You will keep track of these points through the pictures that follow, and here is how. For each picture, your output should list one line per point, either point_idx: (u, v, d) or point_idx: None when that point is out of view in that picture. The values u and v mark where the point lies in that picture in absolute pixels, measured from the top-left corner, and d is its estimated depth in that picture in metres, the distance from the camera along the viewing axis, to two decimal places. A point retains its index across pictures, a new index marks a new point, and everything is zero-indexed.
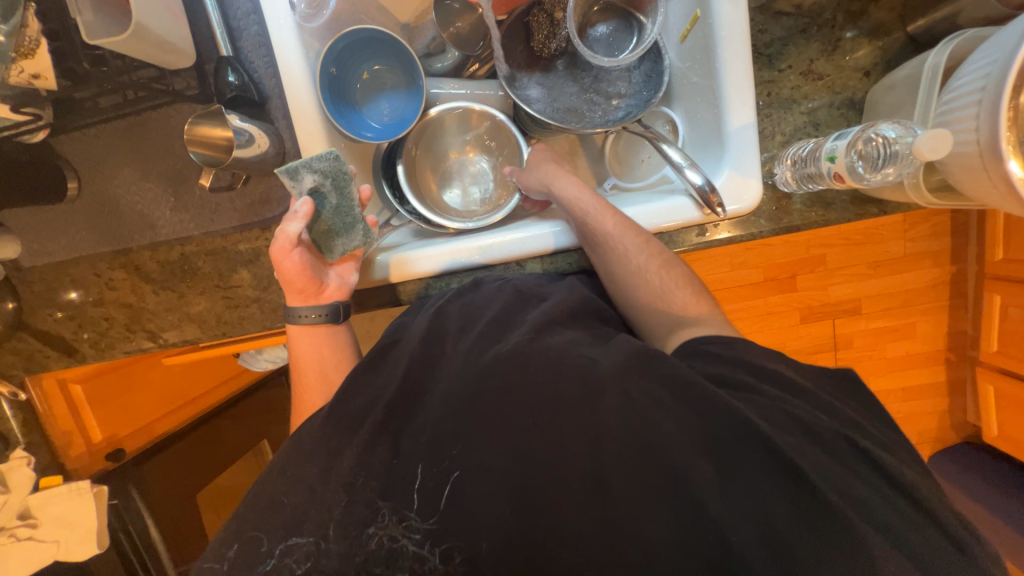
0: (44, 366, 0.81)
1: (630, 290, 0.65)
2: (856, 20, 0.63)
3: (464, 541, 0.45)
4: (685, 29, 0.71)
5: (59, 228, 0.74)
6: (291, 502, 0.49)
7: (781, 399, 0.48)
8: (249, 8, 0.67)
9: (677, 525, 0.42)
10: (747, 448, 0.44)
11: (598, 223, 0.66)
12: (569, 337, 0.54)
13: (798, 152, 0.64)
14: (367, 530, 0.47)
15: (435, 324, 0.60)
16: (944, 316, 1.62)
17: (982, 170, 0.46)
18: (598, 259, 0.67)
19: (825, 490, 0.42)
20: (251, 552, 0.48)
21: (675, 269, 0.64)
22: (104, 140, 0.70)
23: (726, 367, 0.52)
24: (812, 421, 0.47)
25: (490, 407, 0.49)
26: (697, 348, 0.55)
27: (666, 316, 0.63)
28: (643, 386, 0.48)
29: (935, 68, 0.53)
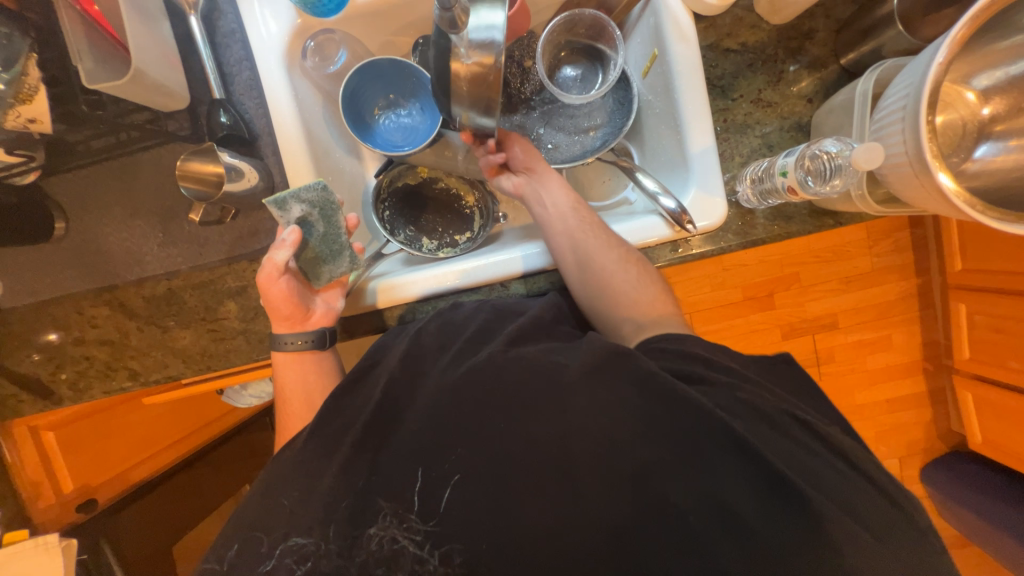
0: (18, 411, 0.79)
1: (604, 281, 0.68)
2: (796, 55, 0.70)
3: (464, 544, 0.50)
4: (646, 66, 0.78)
5: (44, 267, 0.74)
6: (289, 515, 0.53)
7: (742, 397, 0.54)
8: (242, 55, 0.72)
9: (635, 503, 0.49)
10: (699, 439, 0.50)
11: (585, 215, 0.73)
12: (544, 347, 0.59)
13: (756, 170, 0.69)
14: (368, 531, 0.52)
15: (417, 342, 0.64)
16: (917, 326, 1.68)
17: (914, 177, 0.50)
18: (579, 248, 0.71)
19: (758, 476, 0.49)
20: (248, 556, 0.52)
21: (647, 269, 0.70)
22: (95, 180, 0.72)
23: (685, 362, 0.57)
24: (761, 411, 0.54)
25: (474, 411, 0.54)
26: (650, 345, 0.61)
27: (632, 310, 0.68)
28: (615, 388, 0.53)
29: (864, 94, 0.60)
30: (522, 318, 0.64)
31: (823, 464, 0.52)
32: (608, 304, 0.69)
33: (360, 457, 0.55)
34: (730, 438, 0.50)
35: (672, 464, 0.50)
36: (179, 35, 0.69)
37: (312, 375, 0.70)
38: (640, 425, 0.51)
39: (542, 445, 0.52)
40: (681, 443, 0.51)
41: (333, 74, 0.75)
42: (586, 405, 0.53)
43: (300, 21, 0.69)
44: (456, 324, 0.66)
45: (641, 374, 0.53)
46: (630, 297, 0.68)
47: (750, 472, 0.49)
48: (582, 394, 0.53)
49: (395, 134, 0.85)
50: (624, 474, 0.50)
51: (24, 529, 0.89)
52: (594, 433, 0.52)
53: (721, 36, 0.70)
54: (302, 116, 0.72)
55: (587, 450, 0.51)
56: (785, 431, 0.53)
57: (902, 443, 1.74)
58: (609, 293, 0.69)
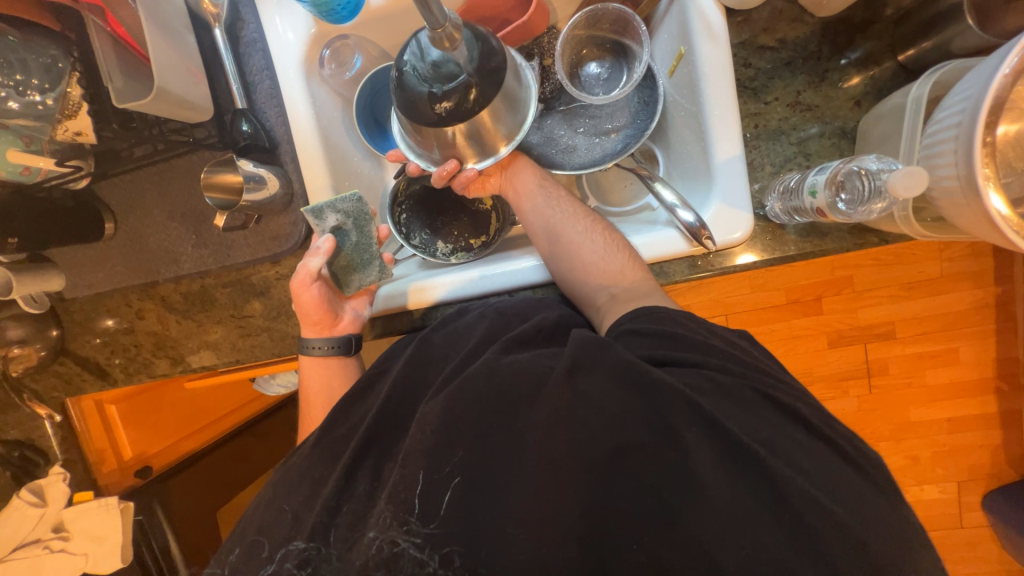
0: (81, 389, 0.89)
1: (575, 252, 0.68)
2: (843, 51, 0.63)
3: (463, 546, 0.49)
4: (673, 64, 0.72)
5: (98, 264, 0.81)
6: (289, 516, 0.58)
7: (759, 429, 0.50)
8: (263, 65, 0.73)
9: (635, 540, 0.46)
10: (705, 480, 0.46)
11: (553, 194, 0.73)
12: (535, 352, 0.59)
13: (787, 183, 0.63)
14: (368, 534, 0.52)
15: (423, 347, 0.67)
16: (990, 341, 1.50)
17: (965, 203, 0.46)
18: (549, 224, 0.70)
19: (762, 519, 0.45)
20: (257, 550, 0.56)
21: (618, 239, 0.70)
22: (137, 185, 0.78)
23: (674, 352, 0.56)
24: (785, 449, 0.48)
25: (468, 431, 0.53)
26: (622, 329, 0.59)
27: (604, 279, 0.66)
28: (603, 390, 0.52)
29: (919, 99, 0.52)
30: (526, 322, 0.64)
31: (858, 513, 0.46)
32: (581, 276, 0.67)
33: (362, 463, 0.58)
34: (729, 464, 0.47)
35: (675, 493, 0.47)
36: (205, 46, 0.72)
37: (330, 369, 0.73)
38: (637, 446, 0.49)
39: (538, 466, 0.50)
40: (673, 465, 0.47)
41: (349, 80, 0.76)
42: (585, 417, 0.50)
43: (317, 29, 0.71)
44: (460, 334, 0.67)
45: (621, 369, 0.52)
46: (602, 264, 0.67)
47: (762, 507, 0.46)
48: (566, 395, 0.52)
49: None
50: (621, 486, 0.48)
51: (89, 492, 1.00)
52: (588, 452, 0.49)
53: (756, 31, 0.64)
54: (320, 125, 0.74)
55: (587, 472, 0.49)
56: (806, 456, 0.49)
57: (961, 468, 1.58)
58: (581, 264, 0.67)
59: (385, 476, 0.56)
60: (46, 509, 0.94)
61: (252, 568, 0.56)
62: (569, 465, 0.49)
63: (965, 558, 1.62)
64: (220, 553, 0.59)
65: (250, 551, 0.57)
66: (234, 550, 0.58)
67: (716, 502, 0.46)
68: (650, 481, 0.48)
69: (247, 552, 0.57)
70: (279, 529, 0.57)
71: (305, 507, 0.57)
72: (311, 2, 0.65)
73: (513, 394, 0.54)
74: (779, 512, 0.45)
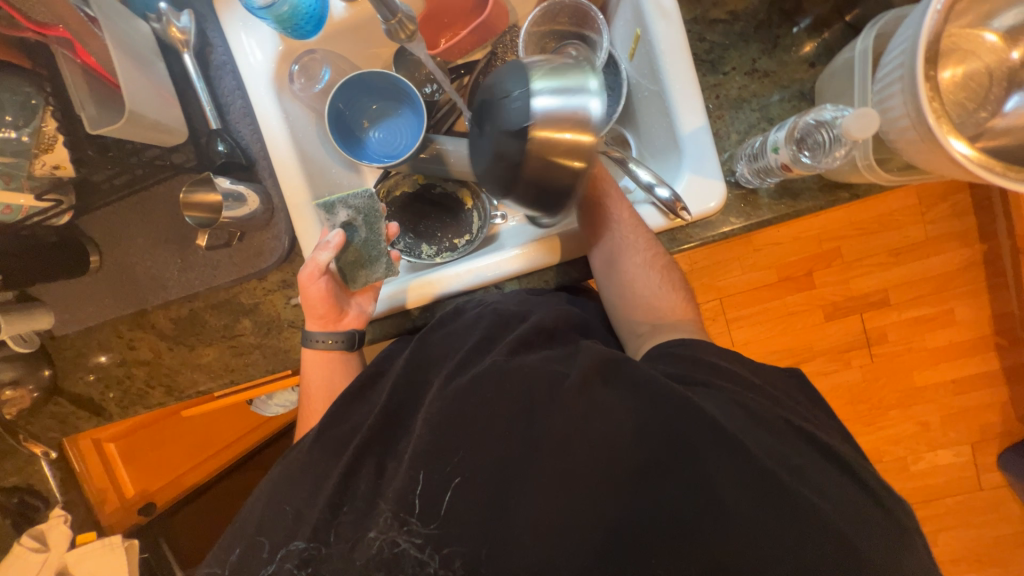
0: (78, 427, 0.88)
1: (627, 283, 0.68)
2: (793, 18, 0.65)
3: (465, 547, 0.49)
4: (632, 48, 0.74)
5: (86, 297, 0.81)
6: (285, 517, 0.57)
7: (728, 388, 0.55)
8: (234, 85, 0.76)
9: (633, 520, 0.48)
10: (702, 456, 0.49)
11: (618, 214, 0.69)
12: (544, 356, 0.58)
13: (751, 148, 0.64)
14: (369, 534, 0.52)
15: (422, 347, 0.66)
16: (984, 297, 1.51)
17: (921, 140, 0.47)
18: (609, 247, 0.69)
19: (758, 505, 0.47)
20: (253, 556, 0.56)
21: (671, 273, 0.70)
22: (120, 215, 0.78)
23: (702, 372, 0.57)
24: (768, 422, 0.53)
25: (471, 424, 0.53)
26: (664, 351, 0.61)
27: (651, 313, 0.68)
28: (613, 395, 0.53)
29: (864, 52, 0.54)
30: (523, 323, 0.63)
31: (829, 493, 0.49)
32: (628, 306, 0.69)
33: (360, 465, 0.57)
34: (725, 446, 0.49)
35: (677, 479, 0.49)
36: (176, 73, 0.74)
37: (327, 375, 0.73)
38: (642, 439, 0.50)
39: (536, 445, 0.52)
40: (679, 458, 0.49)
41: (320, 92, 0.78)
42: (588, 411, 0.52)
43: (283, 46, 0.73)
44: (456, 334, 0.66)
45: (640, 382, 0.53)
46: (653, 302, 0.68)
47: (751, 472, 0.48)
48: (581, 402, 0.52)
49: (379, 144, 0.84)
50: (621, 467, 0.50)
51: (92, 531, 0.99)
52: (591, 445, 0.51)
53: (707, 7, 0.67)
54: (295, 138, 0.76)
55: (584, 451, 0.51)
56: (781, 438, 0.53)
57: (971, 428, 1.57)
58: (632, 297, 0.69)
59: (382, 474, 0.56)
60: (49, 553, 0.91)
61: (254, 567, 0.55)
62: (570, 452, 0.51)
63: (989, 522, 1.59)
64: (221, 552, 0.58)
65: (242, 563, 0.56)
66: (234, 550, 0.57)
67: (710, 481, 0.48)
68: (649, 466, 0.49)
69: (245, 553, 0.56)
70: (279, 529, 0.56)
71: (308, 504, 0.57)
72: (274, 18, 0.66)
73: (532, 394, 0.54)
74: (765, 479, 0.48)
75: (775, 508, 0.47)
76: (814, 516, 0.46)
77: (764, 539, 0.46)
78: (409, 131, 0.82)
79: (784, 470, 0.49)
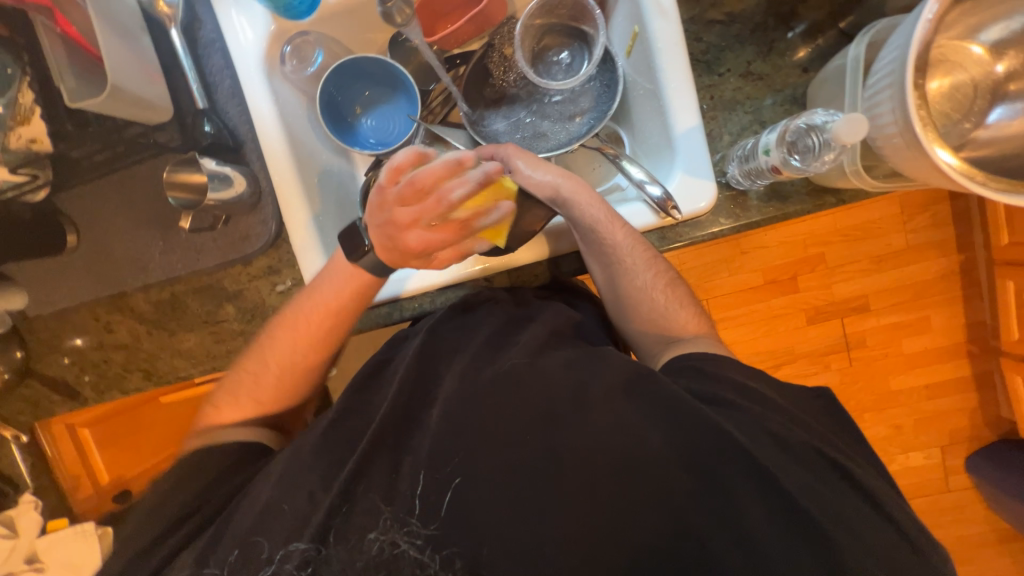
0: (51, 411, 0.85)
1: (635, 306, 0.69)
2: (789, 22, 0.66)
3: (464, 547, 0.50)
4: (629, 45, 0.74)
5: (61, 278, 0.78)
6: (289, 516, 0.53)
7: (754, 409, 0.54)
8: (223, 64, 0.74)
9: (621, 517, 0.50)
10: (690, 459, 0.50)
11: (615, 240, 0.66)
12: (564, 361, 0.58)
13: (742, 150, 0.65)
14: (368, 535, 0.51)
15: (433, 339, 0.64)
16: (959, 306, 1.56)
17: (907, 148, 0.48)
18: (610, 272, 0.68)
19: (755, 505, 0.48)
20: (249, 560, 0.52)
21: (677, 288, 0.70)
22: (98, 193, 0.76)
23: (726, 392, 0.56)
24: (785, 436, 0.52)
25: (487, 427, 0.54)
26: (683, 364, 0.61)
27: (663, 333, 0.68)
28: (636, 408, 0.53)
29: (857, 60, 0.55)
30: (536, 325, 0.64)
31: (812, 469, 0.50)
32: (638, 325, 0.70)
33: (376, 454, 0.55)
34: (728, 449, 0.50)
35: (687, 494, 0.50)
36: (162, 49, 0.72)
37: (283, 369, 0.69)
38: (658, 454, 0.51)
39: (559, 457, 0.52)
40: (702, 480, 0.50)
41: (312, 76, 0.76)
42: (614, 422, 0.53)
43: (275, 26, 0.71)
44: (464, 328, 0.66)
45: (663, 399, 0.53)
46: (663, 321, 0.68)
47: (750, 476, 0.49)
48: (607, 418, 0.53)
49: (371, 130, 0.82)
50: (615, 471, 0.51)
51: (65, 518, 0.97)
52: (601, 451, 0.52)
53: (705, 7, 0.67)
54: (285, 120, 0.74)
55: (580, 451, 0.52)
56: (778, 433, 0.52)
57: (942, 433, 1.62)
58: (640, 318, 0.69)
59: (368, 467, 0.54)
60: (18, 541, 0.92)
61: (252, 568, 0.52)
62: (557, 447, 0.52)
63: (957, 523, 1.65)
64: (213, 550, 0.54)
65: (240, 563, 0.52)
66: (230, 551, 0.53)
67: (723, 489, 0.49)
68: (664, 467, 0.51)
69: (242, 552, 0.52)
70: (279, 529, 0.53)
71: (287, 494, 0.54)
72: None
73: (553, 409, 0.54)
74: (763, 474, 0.49)
75: (765, 491, 0.49)
76: (800, 511, 0.47)
77: (750, 531, 0.48)
78: (403, 119, 0.81)
79: (781, 462, 0.50)
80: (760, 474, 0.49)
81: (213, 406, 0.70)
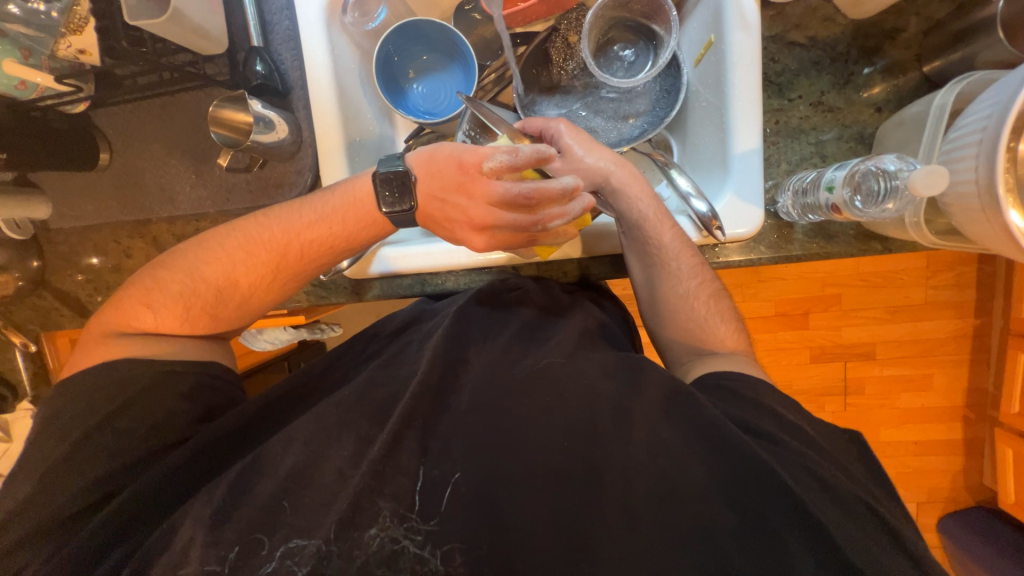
0: (58, 324, 0.85)
1: (674, 311, 0.67)
2: (871, 57, 0.64)
3: (465, 544, 0.47)
4: (699, 54, 0.72)
5: (87, 195, 0.77)
6: (292, 514, 0.49)
7: (795, 444, 0.51)
8: (283, 5, 0.72)
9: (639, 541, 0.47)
10: (716, 490, 0.48)
11: (659, 239, 0.65)
12: (590, 368, 0.57)
13: (800, 181, 0.63)
14: (367, 532, 0.47)
15: (460, 323, 0.62)
16: (965, 370, 1.55)
17: (981, 211, 0.47)
18: (651, 273, 0.67)
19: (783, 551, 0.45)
20: (247, 558, 0.47)
21: (721, 301, 0.67)
22: (138, 115, 0.75)
23: (767, 422, 0.53)
24: (834, 480, 0.48)
25: (504, 418, 0.52)
26: (715, 380, 0.58)
27: (697, 344, 0.65)
28: (678, 432, 0.51)
29: (942, 108, 0.53)
30: (568, 325, 0.64)
31: None
32: (673, 332, 0.68)
33: (404, 439, 0.51)
34: (755, 485, 0.47)
35: (716, 525, 0.47)
36: None
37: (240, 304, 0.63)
38: (692, 487, 0.48)
39: (577, 460, 0.50)
40: (731, 513, 0.47)
41: (371, 31, 0.75)
42: (649, 442, 0.50)
43: None
44: (493, 318, 0.65)
45: (704, 424, 0.51)
46: (701, 332, 0.65)
47: (784, 522, 0.46)
48: (643, 433, 0.51)
49: (421, 97, 0.81)
50: (639, 490, 0.49)
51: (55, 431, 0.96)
52: (623, 469, 0.49)
53: (789, 26, 0.64)
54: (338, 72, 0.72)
55: (606, 463, 0.50)
56: None
57: (921, 490, 1.64)
58: (676, 325, 0.67)
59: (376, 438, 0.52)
60: (11, 444, 0.92)
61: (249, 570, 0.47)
62: (574, 452, 0.50)
63: None
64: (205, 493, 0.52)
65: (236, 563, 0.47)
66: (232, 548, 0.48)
67: (747, 529, 0.46)
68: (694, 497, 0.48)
69: (243, 551, 0.48)
70: (280, 521, 0.49)
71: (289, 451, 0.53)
72: None
73: (575, 412, 0.52)
74: (791, 516, 0.46)
75: (808, 543, 0.45)
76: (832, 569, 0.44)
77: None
78: (455, 92, 0.79)
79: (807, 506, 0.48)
80: (806, 526, 0.45)
81: (149, 309, 0.61)
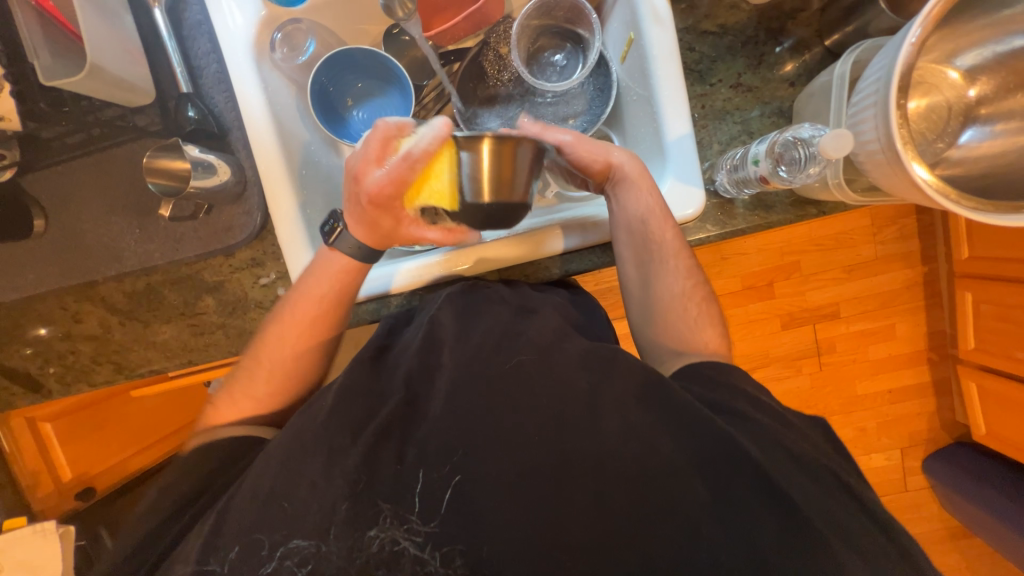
0: (8, 404, 0.78)
1: (665, 313, 0.68)
2: (778, 37, 0.68)
3: (465, 545, 0.48)
4: (623, 52, 0.75)
5: (24, 263, 0.74)
6: (290, 515, 0.49)
7: (758, 415, 0.54)
8: (209, 49, 0.72)
9: (627, 521, 0.48)
10: (694, 460, 0.50)
11: (661, 236, 0.66)
12: (563, 361, 0.57)
13: (732, 159, 0.67)
14: (368, 532, 0.48)
15: (434, 327, 0.61)
16: (921, 316, 1.63)
17: (887, 164, 0.50)
18: (647, 270, 0.68)
19: (761, 509, 0.48)
20: (249, 556, 0.48)
21: (710, 307, 0.69)
22: (70, 176, 0.72)
23: (735, 397, 0.56)
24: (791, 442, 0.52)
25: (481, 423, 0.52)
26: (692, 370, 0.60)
27: (679, 338, 0.66)
28: (649, 418, 0.52)
29: (842, 77, 0.58)
30: (538, 317, 0.63)
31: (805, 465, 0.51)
32: (659, 330, 0.68)
33: (380, 446, 0.51)
34: (728, 449, 0.49)
35: (697, 491, 0.49)
36: (145, 30, 0.70)
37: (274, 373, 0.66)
38: (672, 461, 0.50)
39: (558, 454, 0.51)
40: (707, 476, 0.49)
41: (302, 65, 0.74)
42: (623, 428, 0.51)
43: (266, 12, 0.69)
44: None
45: (675, 399, 0.52)
46: (689, 334, 0.66)
47: (759, 479, 0.48)
48: (615, 420, 0.52)
49: (362, 124, 0.82)
50: (622, 471, 0.50)
51: (21, 518, 0.92)
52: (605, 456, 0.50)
53: (699, 18, 0.69)
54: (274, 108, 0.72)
55: (585, 450, 0.51)
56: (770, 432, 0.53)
57: (902, 435, 1.71)
58: (664, 325, 0.68)
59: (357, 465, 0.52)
60: None
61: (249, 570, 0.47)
62: (556, 446, 0.51)
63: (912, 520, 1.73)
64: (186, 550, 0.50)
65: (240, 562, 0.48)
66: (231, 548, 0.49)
67: (724, 491, 0.48)
68: (671, 467, 0.50)
69: (243, 549, 0.48)
70: (278, 527, 0.49)
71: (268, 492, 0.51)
72: None
73: (552, 407, 0.53)
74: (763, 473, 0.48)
75: (784, 492, 0.47)
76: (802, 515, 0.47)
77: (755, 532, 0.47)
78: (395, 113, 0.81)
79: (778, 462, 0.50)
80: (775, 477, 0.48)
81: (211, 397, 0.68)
